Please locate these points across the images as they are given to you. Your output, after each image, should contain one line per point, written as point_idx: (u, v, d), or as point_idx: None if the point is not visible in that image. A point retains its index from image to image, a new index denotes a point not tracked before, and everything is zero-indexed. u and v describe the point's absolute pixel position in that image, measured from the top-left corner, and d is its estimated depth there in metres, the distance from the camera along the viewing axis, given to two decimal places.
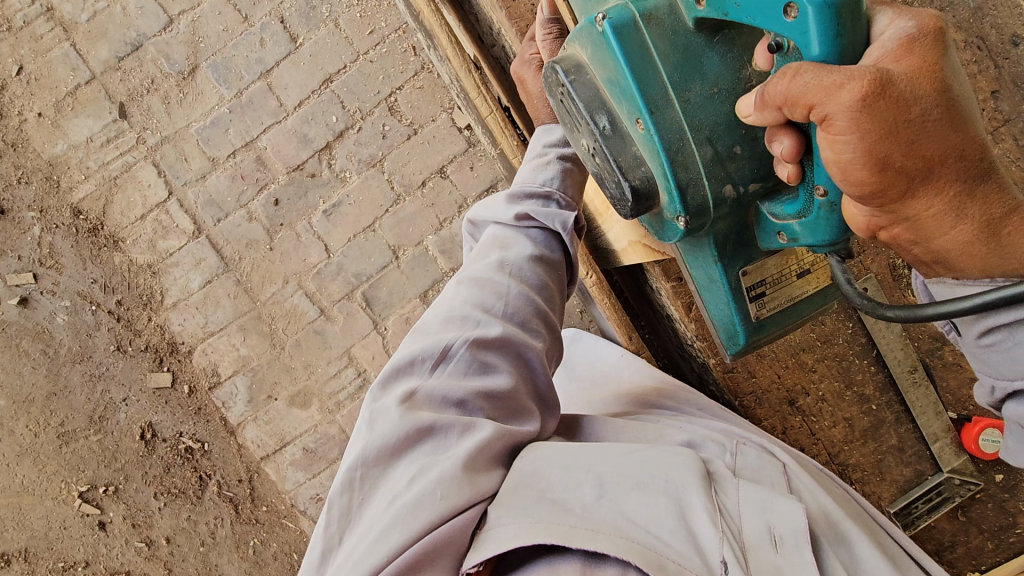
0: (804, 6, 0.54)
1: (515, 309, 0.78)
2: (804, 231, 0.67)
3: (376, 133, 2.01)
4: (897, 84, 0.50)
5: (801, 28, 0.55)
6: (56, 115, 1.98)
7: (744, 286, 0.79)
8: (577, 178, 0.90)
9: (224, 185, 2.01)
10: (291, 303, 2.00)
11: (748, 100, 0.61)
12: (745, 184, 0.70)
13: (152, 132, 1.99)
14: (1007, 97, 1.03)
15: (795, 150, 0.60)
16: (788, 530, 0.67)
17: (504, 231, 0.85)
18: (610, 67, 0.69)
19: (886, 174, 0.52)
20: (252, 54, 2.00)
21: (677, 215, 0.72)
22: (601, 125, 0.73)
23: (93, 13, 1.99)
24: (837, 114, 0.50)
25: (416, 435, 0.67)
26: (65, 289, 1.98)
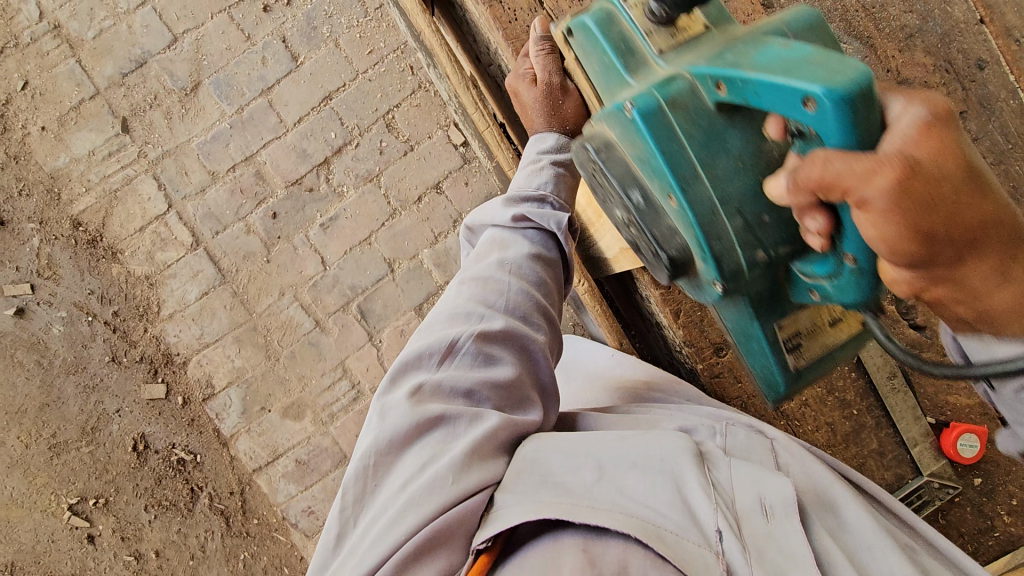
0: (822, 101, 0.56)
1: (517, 304, 0.81)
2: (835, 290, 0.70)
3: (373, 149, 2.06)
4: (925, 167, 0.53)
5: (820, 118, 0.57)
6: (59, 128, 2.02)
7: (781, 339, 0.82)
8: (569, 182, 0.94)
9: (223, 199, 2.04)
10: (287, 315, 2.02)
11: (776, 182, 0.63)
12: (774, 246, 0.73)
13: (153, 146, 2.03)
14: (975, 117, 1.08)
15: (828, 226, 0.62)
16: (779, 501, 0.70)
17: (502, 232, 0.89)
18: (640, 147, 0.72)
19: (930, 244, 0.56)
20: (254, 72, 2.06)
21: (713, 282, 0.76)
22: (635, 200, 0.77)
23: (99, 31, 2.04)
24: (874, 198, 0.53)
25: (426, 424, 0.70)
26: (62, 299, 1.99)
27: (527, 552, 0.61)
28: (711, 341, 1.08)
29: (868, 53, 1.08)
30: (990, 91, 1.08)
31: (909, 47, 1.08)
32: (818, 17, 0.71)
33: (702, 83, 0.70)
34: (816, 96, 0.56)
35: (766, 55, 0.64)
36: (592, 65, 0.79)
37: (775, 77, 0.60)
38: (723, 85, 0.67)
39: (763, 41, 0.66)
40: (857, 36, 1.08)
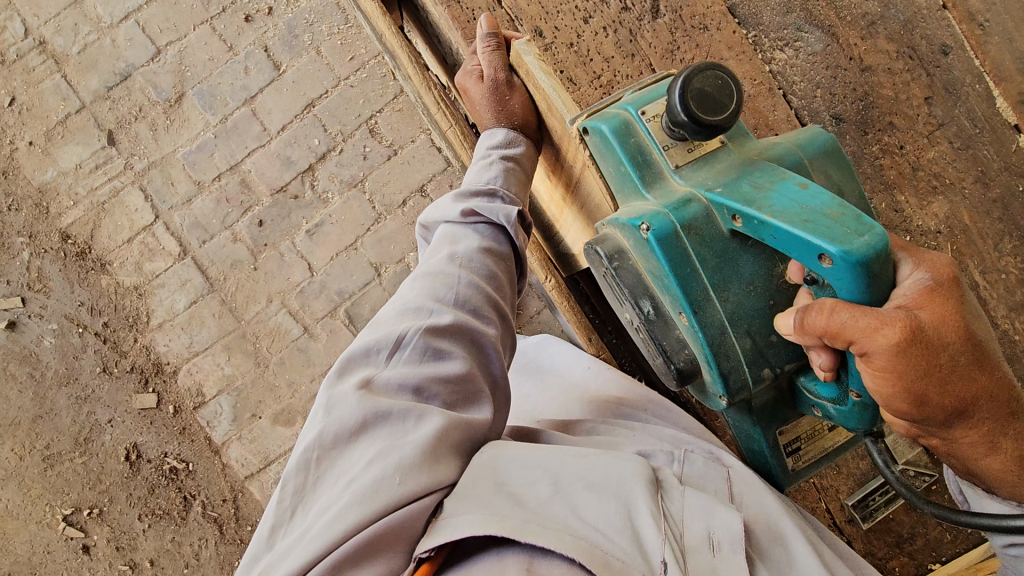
0: (836, 259, 0.64)
1: (468, 299, 0.82)
2: (838, 414, 0.79)
3: (357, 155, 2.07)
4: (925, 332, 0.63)
5: (836, 272, 0.65)
6: (47, 143, 2.05)
7: (781, 443, 0.89)
8: (520, 177, 0.94)
9: (209, 208, 2.06)
10: (275, 321, 2.03)
11: (785, 319, 0.71)
12: (781, 364, 0.79)
13: (139, 158, 2.05)
14: (940, 102, 1.07)
15: (830, 363, 0.71)
16: (727, 537, 0.70)
17: (453, 228, 0.89)
18: (654, 265, 0.77)
19: (923, 405, 0.66)
20: (237, 81, 2.07)
21: (720, 394, 0.81)
22: (645, 310, 0.82)
23: (83, 45, 2.06)
24: (875, 353, 0.63)
25: (371, 419, 0.70)
26: (53, 312, 2.01)
27: (470, 567, 0.64)
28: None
29: (830, 42, 1.08)
30: (955, 76, 1.08)
31: (871, 35, 1.09)
32: (832, 143, 0.80)
33: (718, 211, 0.75)
34: (833, 256, 0.64)
35: (783, 197, 0.70)
36: (609, 169, 0.83)
37: (794, 228, 0.67)
38: (739, 218, 0.73)
39: (779, 175, 0.74)
40: (818, 26, 1.10)
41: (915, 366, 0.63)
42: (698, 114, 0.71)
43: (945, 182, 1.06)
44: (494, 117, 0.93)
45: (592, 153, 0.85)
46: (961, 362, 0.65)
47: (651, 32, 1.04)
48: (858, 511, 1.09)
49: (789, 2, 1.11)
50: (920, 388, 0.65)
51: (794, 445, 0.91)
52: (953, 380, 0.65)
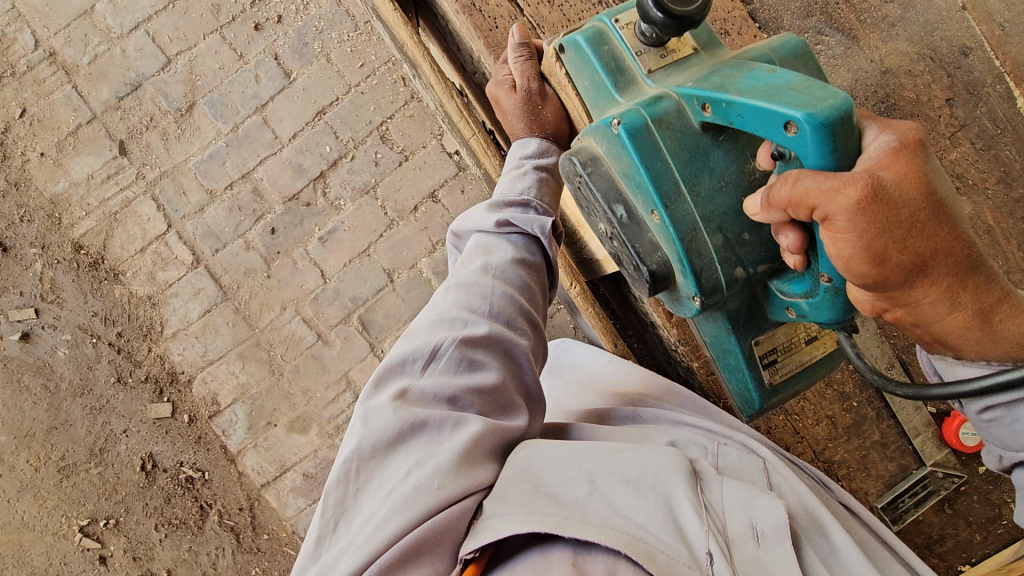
0: (802, 125, 0.63)
1: (501, 308, 0.82)
2: (811, 309, 0.77)
3: (369, 161, 2.08)
4: (887, 189, 0.59)
5: (801, 141, 0.64)
6: (58, 154, 2.04)
7: (757, 355, 0.89)
8: (553, 187, 0.96)
9: (222, 216, 2.06)
10: (289, 329, 2.04)
11: (754, 200, 0.70)
12: (754, 265, 0.79)
13: (151, 167, 2.05)
14: (962, 103, 1.08)
15: (799, 243, 0.69)
16: (770, 526, 0.70)
17: (486, 238, 0.90)
18: (626, 163, 0.77)
19: (884, 267, 0.62)
20: (247, 90, 2.08)
21: (692, 294, 0.81)
22: (618, 215, 0.82)
23: (94, 56, 2.06)
24: (836, 214, 0.60)
25: (410, 429, 0.70)
26: (66, 322, 2.01)
27: (514, 565, 0.63)
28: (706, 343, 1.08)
29: (850, 45, 1.09)
30: (976, 77, 1.08)
31: (892, 38, 1.09)
32: (805, 45, 0.78)
33: (688, 103, 0.75)
34: (798, 121, 0.63)
35: (753, 80, 0.69)
36: (585, 81, 0.83)
37: (760, 102, 0.66)
38: (708, 107, 0.73)
39: (749, 66, 0.73)
40: (840, 29, 1.10)
41: (876, 220, 0.59)
42: (672, 4, 0.70)
43: (968, 183, 1.06)
44: (526, 126, 0.95)
45: (571, 71, 0.86)
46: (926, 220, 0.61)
47: None
48: (888, 513, 1.09)
49: (810, 6, 1.11)
50: (882, 246, 0.60)
51: (770, 356, 0.90)
52: (916, 233, 0.61)
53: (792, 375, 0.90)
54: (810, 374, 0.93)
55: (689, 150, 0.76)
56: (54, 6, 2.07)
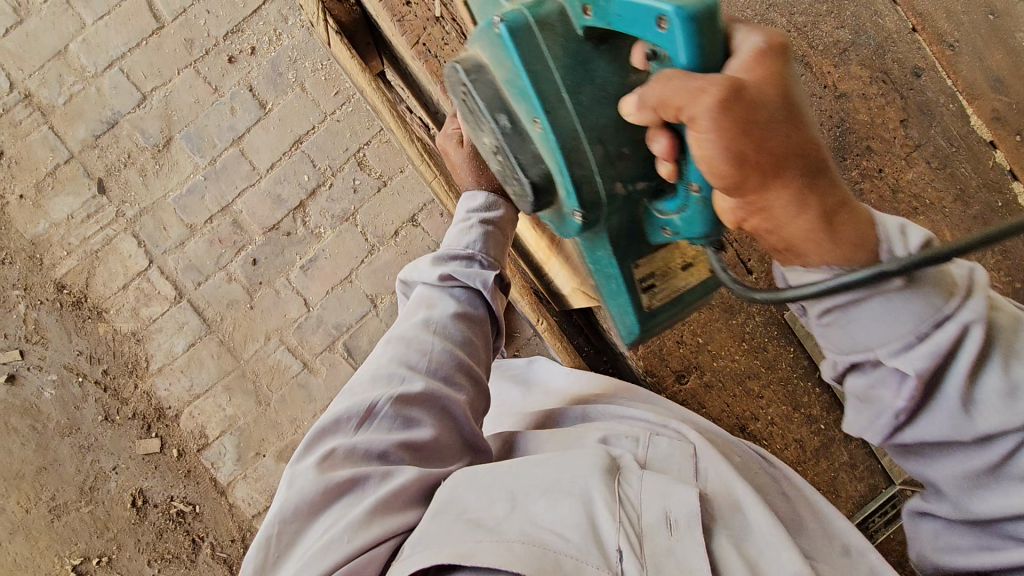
0: (672, 19, 0.60)
1: (439, 364, 0.85)
2: (683, 225, 0.74)
3: (347, 188, 2.09)
4: (748, 90, 0.56)
5: (671, 38, 0.61)
6: (37, 195, 2.05)
7: (637, 278, 0.86)
8: (500, 239, 0.97)
9: (203, 250, 2.07)
10: (274, 359, 2.05)
11: (629, 101, 0.66)
12: (633, 182, 0.77)
13: (130, 205, 2.06)
14: (916, 124, 1.10)
15: (670, 148, 0.67)
16: (682, 513, 0.72)
17: (430, 291, 0.93)
18: (506, 65, 0.74)
19: (743, 168, 0.56)
20: (223, 123, 2.09)
21: (573, 209, 0.78)
22: (502, 124, 0.79)
23: (69, 95, 2.07)
24: (700, 115, 0.56)
25: (335, 488, 0.72)
26: (52, 362, 2.02)
27: None
28: (672, 369, 1.08)
29: (804, 72, 1.11)
30: (928, 98, 1.11)
31: (844, 62, 1.12)
32: None
33: (572, 8, 0.72)
34: (668, 15, 0.60)
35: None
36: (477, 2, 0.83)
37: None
38: (589, 10, 0.69)
39: None
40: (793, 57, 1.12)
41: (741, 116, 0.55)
42: None
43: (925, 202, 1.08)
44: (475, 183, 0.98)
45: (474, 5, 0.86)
46: (782, 119, 0.56)
47: None
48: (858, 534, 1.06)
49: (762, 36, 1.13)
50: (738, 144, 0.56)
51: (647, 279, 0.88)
52: (771, 130, 0.56)
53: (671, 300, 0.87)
54: (690, 302, 0.90)
55: (568, 57, 0.73)
56: (28, 48, 2.07)
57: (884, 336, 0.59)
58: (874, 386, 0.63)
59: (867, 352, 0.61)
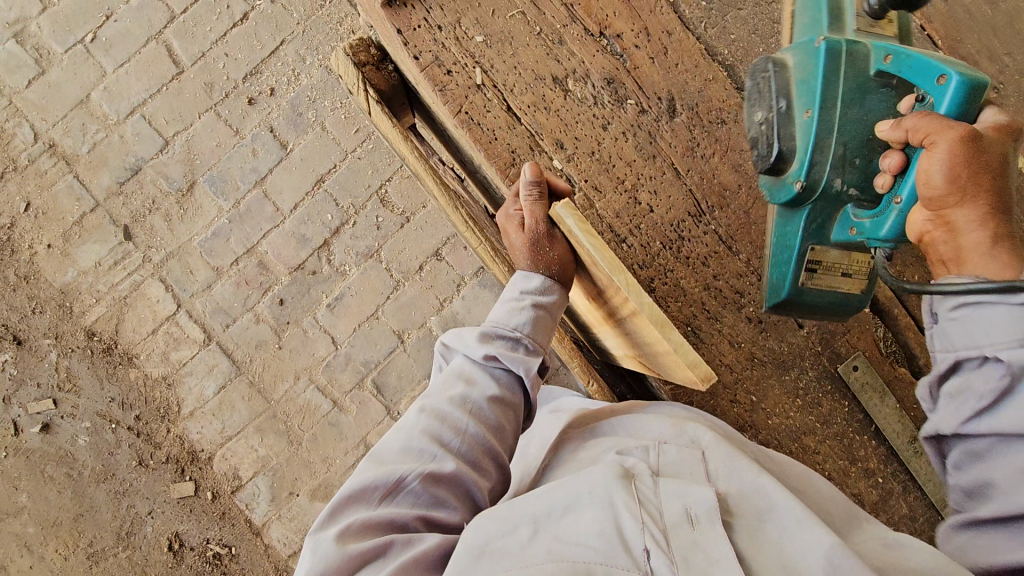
0: (951, 79, 0.76)
1: (471, 447, 0.81)
2: (871, 227, 0.85)
3: (371, 225, 2.10)
4: (981, 141, 0.70)
5: (942, 91, 0.77)
6: (65, 243, 2.06)
7: (807, 257, 0.93)
8: (549, 324, 0.91)
9: (230, 292, 2.07)
10: (305, 398, 2.05)
11: (883, 124, 0.81)
12: (850, 186, 0.88)
13: (156, 250, 2.07)
14: None
15: (898, 163, 0.80)
16: (703, 506, 0.70)
17: (471, 367, 0.87)
18: (808, 67, 0.89)
19: (953, 185, 0.71)
20: (246, 164, 2.10)
21: (797, 179, 0.90)
22: (779, 106, 0.92)
23: (93, 144, 2.08)
24: (940, 140, 0.72)
25: (358, 563, 0.67)
26: (84, 410, 2.02)
27: None
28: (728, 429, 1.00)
29: None
30: None
31: None
32: None
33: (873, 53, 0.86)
34: (950, 76, 0.76)
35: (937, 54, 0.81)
36: (801, 19, 0.96)
37: (930, 61, 0.79)
38: (890, 58, 0.84)
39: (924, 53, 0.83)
40: None
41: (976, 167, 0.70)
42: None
43: None
44: (530, 263, 0.90)
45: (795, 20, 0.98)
46: (994, 167, 0.70)
47: (671, 132, 1.03)
48: None
49: None
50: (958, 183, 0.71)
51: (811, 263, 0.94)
52: (987, 170, 0.70)
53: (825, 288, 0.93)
54: (838, 306, 0.96)
55: (856, 81, 0.86)
56: (51, 98, 2.09)
57: (994, 336, 0.68)
58: (963, 383, 0.70)
59: (974, 348, 0.69)
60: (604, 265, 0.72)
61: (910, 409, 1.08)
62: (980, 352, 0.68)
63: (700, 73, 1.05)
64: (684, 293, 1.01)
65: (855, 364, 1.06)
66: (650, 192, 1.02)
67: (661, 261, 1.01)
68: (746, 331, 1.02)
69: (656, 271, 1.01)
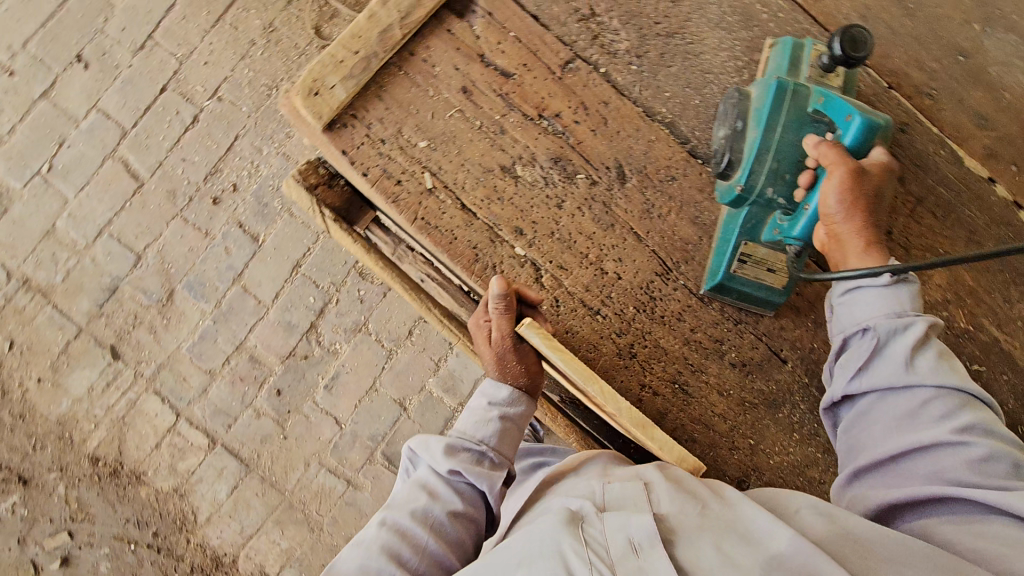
0: (854, 119, 0.85)
1: (429, 566, 0.81)
2: (787, 225, 0.95)
3: (354, 300, 2.11)
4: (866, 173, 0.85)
5: (847, 128, 0.87)
6: (54, 374, 2.06)
7: (741, 249, 1.01)
8: (514, 436, 0.93)
9: (226, 391, 2.07)
10: (319, 483, 2.05)
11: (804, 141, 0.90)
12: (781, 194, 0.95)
13: (146, 363, 2.07)
14: (914, 178, 1.15)
15: (809, 177, 0.91)
16: (644, 535, 0.70)
17: (434, 479, 0.87)
18: (761, 98, 0.96)
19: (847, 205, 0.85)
20: (221, 263, 2.11)
21: (738, 182, 0.96)
22: (736, 125, 0.98)
23: (66, 271, 2.09)
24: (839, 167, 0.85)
25: None
26: (101, 536, 2.01)
27: None
28: (731, 476, 1.03)
29: None
30: (916, 151, 1.15)
31: None
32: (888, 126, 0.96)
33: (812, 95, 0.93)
34: (855, 117, 0.85)
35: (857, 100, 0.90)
36: (773, 61, 1.03)
37: (844, 103, 0.88)
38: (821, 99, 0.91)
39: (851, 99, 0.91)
40: None
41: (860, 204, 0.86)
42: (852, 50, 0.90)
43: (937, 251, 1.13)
44: (497, 374, 0.95)
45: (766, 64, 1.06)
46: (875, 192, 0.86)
47: (624, 199, 1.06)
48: None
49: None
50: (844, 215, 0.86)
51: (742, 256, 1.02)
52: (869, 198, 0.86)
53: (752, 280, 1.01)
54: (764, 298, 1.03)
55: (795, 116, 0.92)
56: (18, 234, 2.10)
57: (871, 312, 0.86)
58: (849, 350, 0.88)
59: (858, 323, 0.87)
60: (587, 384, 0.89)
61: None
62: (860, 325, 0.86)
63: (643, 135, 1.08)
64: (665, 352, 1.04)
65: None
66: (615, 260, 1.05)
67: (638, 325, 1.04)
68: (732, 378, 1.05)
69: (634, 336, 1.04)
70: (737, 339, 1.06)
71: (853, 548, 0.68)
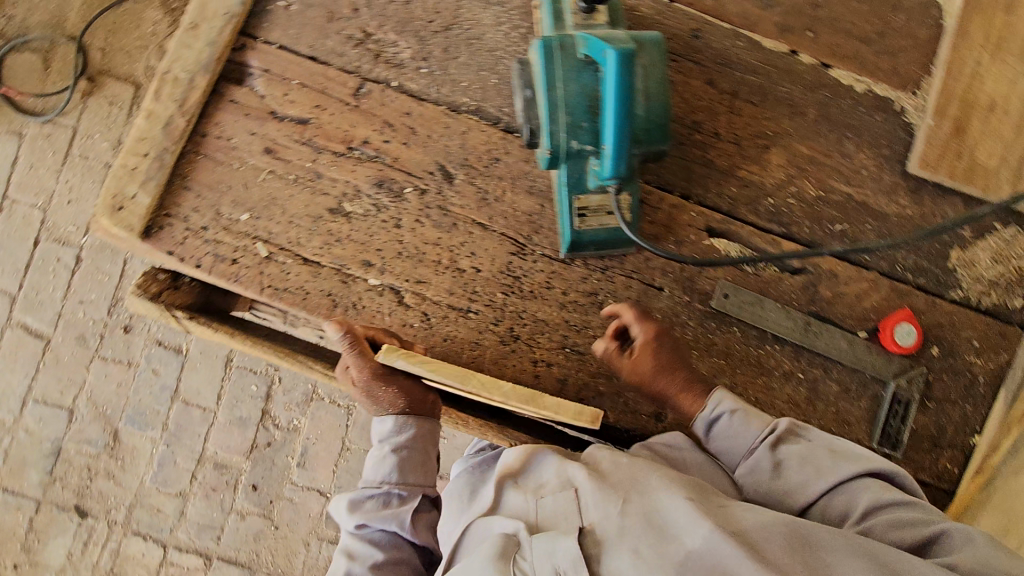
0: (611, 55, 0.86)
1: None
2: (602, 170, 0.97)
3: (295, 373, 2.09)
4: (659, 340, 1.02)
5: (610, 65, 0.88)
6: (30, 554, 2.02)
7: (575, 204, 1.03)
8: (416, 462, 1.07)
9: (203, 506, 2.05)
10: (325, 558, 2.03)
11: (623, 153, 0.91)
12: (585, 142, 0.96)
13: (116, 509, 2.04)
14: (722, 78, 1.18)
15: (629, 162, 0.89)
16: (568, 560, 0.81)
17: (352, 541, 1.03)
18: (536, 62, 0.98)
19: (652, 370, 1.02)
20: (153, 387, 2.08)
21: (545, 148, 0.98)
22: (527, 95, 1.01)
23: (4, 451, 2.05)
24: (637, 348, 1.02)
25: None
26: None
27: None
28: (647, 412, 1.07)
29: None
30: (716, 50, 1.18)
31: None
32: (659, 42, 0.97)
33: (577, 42, 0.95)
34: (611, 53, 0.87)
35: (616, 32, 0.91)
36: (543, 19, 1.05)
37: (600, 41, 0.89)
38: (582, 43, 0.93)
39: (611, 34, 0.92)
40: None
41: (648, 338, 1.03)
42: None
43: (766, 138, 1.17)
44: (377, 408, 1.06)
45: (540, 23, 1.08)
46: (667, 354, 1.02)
47: (458, 196, 1.08)
48: (884, 444, 1.12)
49: None
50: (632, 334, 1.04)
51: (580, 210, 1.03)
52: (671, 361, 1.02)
53: (597, 229, 1.03)
54: (617, 240, 1.06)
55: (569, 67, 0.95)
56: None
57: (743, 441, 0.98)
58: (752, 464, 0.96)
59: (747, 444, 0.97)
60: (458, 381, 0.84)
61: (794, 300, 1.14)
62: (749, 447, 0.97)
63: (454, 131, 1.09)
64: (546, 323, 1.07)
65: (725, 292, 1.12)
66: (468, 256, 1.06)
67: (511, 307, 1.06)
68: None
69: (511, 318, 1.06)
70: (609, 285, 1.09)
71: (790, 540, 0.75)
